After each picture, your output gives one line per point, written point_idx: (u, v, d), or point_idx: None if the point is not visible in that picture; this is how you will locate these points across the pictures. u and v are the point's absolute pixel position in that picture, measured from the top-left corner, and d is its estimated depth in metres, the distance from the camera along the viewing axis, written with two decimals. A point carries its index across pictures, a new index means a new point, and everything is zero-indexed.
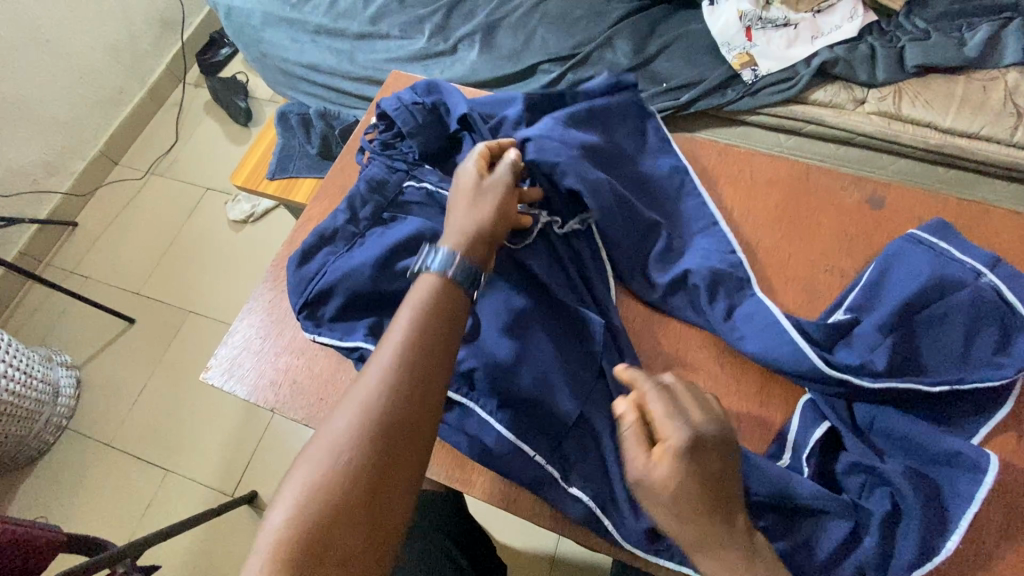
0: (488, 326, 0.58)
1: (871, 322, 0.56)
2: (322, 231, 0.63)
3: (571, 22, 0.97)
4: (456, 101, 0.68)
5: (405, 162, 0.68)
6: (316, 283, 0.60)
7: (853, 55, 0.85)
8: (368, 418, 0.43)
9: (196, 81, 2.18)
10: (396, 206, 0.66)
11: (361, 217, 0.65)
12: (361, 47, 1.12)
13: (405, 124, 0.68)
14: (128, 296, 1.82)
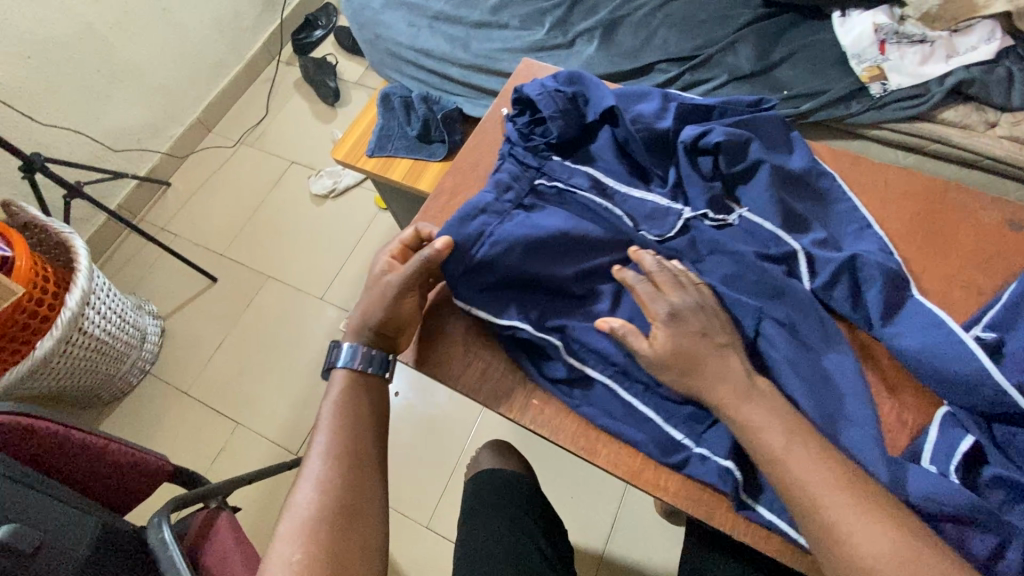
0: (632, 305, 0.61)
1: (1019, 342, 0.55)
2: (466, 209, 0.63)
3: (694, 24, 0.98)
4: (602, 94, 0.70)
5: (539, 149, 0.69)
6: (476, 251, 0.61)
7: (990, 76, 0.83)
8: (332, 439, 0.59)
9: (288, 59, 2.29)
10: (532, 195, 0.67)
11: (504, 199, 0.65)
12: (477, 35, 1.16)
13: (548, 108, 0.68)
14: (212, 255, 1.93)
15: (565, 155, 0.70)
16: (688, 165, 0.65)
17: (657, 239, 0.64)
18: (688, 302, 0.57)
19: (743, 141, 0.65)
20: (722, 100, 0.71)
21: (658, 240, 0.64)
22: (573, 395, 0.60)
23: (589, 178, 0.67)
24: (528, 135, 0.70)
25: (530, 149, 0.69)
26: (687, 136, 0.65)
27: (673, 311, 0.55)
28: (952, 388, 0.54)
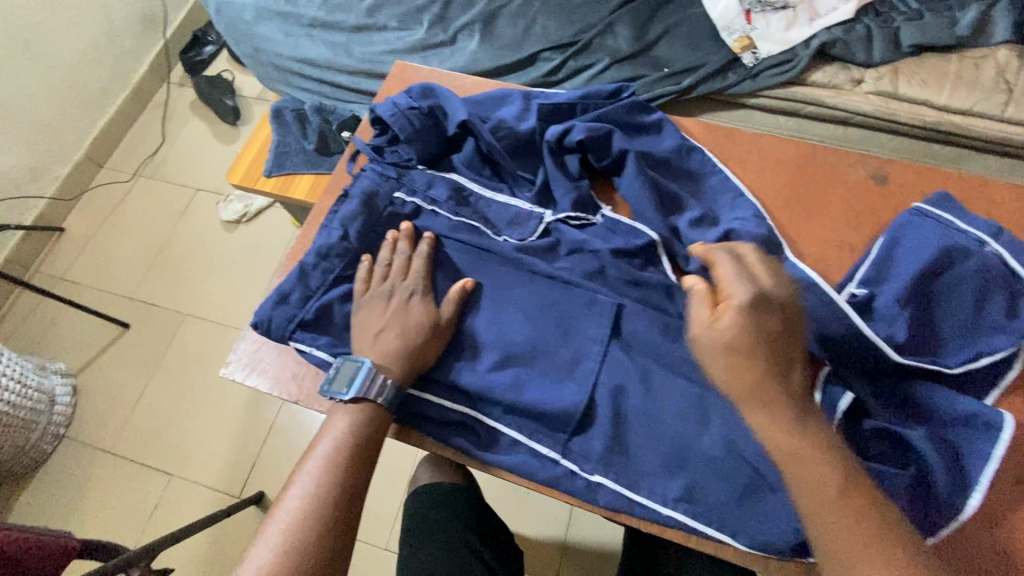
0: (497, 306, 0.63)
1: (887, 296, 0.57)
2: (302, 266, 0.63)
3: (570, 9, 0.97)
4: (455, 106, 0.68)
5: (400, 171, 0.69)
6: (314, 302, 0.62)
7: (850, 35, 0.86)
8: (301, 528, 0.52)
9: (180, 80, 2.14)
10: (388, 219, 0.67)
11: (351, 234, 0.65)
12: (358, 40, 1.11)
13: (403, 130, 0.68)
14: (121, 300, 1.79)
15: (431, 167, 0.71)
16: (552, 166, 0.67)
17: (518, 244, 0.65)
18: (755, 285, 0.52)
19: (603, 138, 0.66)
20: (583, 95, 0.72)
21: (520, 245, 0.65)
22: (460, 421, 0.59)
23: (449, 193, 0.67)
24: (389, 154, 0.70)
25: (390, 170, 0.69)
26: (548, 139, 0.67)
27: (754, 293, 0.51)
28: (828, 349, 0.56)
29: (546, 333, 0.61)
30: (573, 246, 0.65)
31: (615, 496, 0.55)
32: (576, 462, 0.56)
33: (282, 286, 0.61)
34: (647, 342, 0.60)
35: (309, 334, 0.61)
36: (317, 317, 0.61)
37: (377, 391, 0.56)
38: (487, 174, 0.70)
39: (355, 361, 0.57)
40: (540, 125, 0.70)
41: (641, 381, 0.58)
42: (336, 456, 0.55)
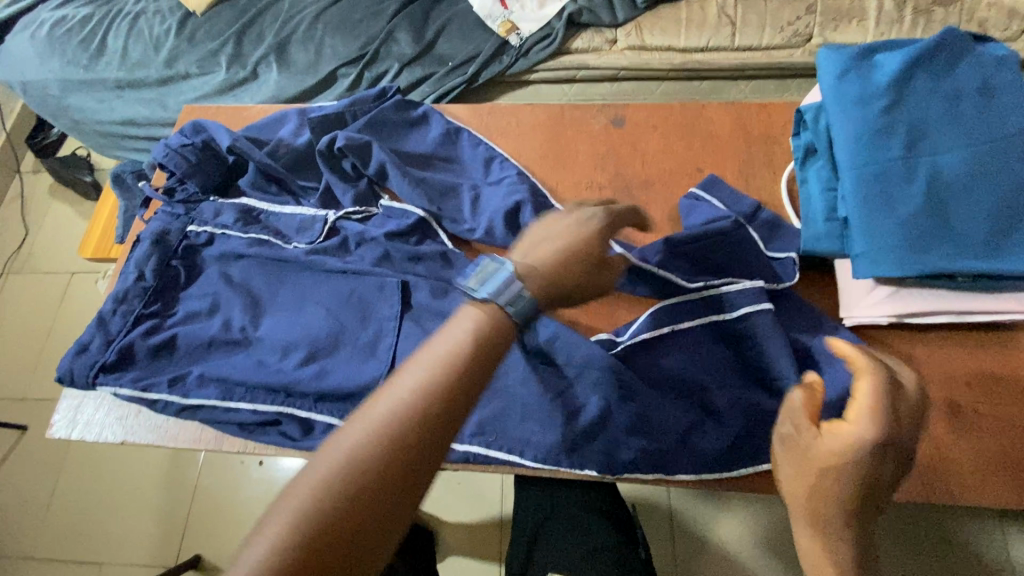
0: (295, 305, 0.67)
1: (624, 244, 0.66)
2: (101, 313, 0.66)
3: (353, 25, 1.03)
4: (222, 134, 0.73)
5: (186, 205, 0.73)
6: (117, 343, 0.65)
7: (594, 3, 0.97)
8: (394, 437, 0.37)
9: (33, 167, 2.06)
10: (184, 251, 0.70)
11: (146, 273, 0.68)
12: (167, 92, 1.11)
13: (179, 167, 0.72)
14: (13, 403, 1.71)
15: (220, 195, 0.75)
16: (328, 171, 0.73)
17: (307, 247, 0.69)
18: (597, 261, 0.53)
19: (366, 143, 0.73)
20: (350, 103, 0.78)
21: (310, 246, 0.69)
22: (275, 419, 0.63)
23: (236, 213, 0.71)
24: (175, 192, 0.74)
25: (178, 207, 0.72)
26: (319, 151, 0.72)
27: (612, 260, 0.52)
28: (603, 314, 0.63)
29: (346, 322, 0.66)
30: (357, 238, 0.69)
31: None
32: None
33: (80, 337, 0.64)
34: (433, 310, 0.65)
35: (113, 376, 0.64)
36: (119, 358, 0.64)
37: (511, 297, 0.45)
38: (274, 190, 0.75)
39: (499, 264, 0.47)
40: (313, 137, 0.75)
41: None
42: (455, 360, 0.41)
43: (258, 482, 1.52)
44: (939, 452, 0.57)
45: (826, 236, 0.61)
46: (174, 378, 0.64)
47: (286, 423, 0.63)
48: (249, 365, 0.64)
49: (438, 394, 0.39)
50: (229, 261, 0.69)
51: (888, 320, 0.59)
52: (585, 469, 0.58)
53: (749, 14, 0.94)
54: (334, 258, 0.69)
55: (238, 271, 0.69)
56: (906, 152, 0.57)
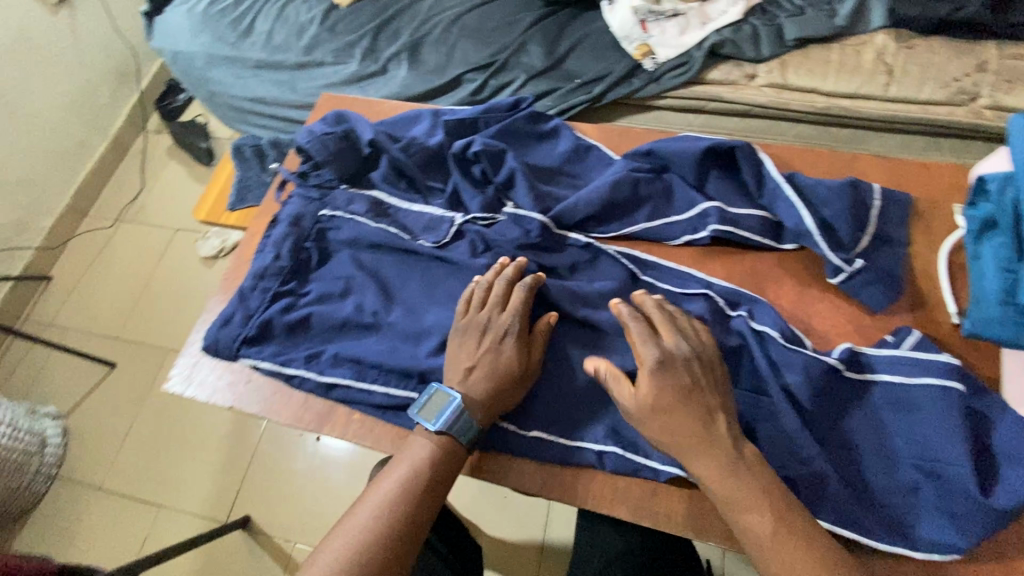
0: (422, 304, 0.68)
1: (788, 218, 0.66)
2: (242, 289, 0.69)
3: (487, 32, 1.04)
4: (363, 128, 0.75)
5: (320, 191, 0.75)
6: (256, 318, 0.68)
7: (738, 35, 0.93)
8: (361, 551, 0.53)
9: (156, 128, 2.21)
10: (318, 235, 0.72)
11: (283, 254, 0.71)
12: (299, 76, 1.17)
13: (320, 154, 0.74)
14: (108, 341, 1.84)
15: (350, 184, 0.76)
16: (459, 175, 0.73)
17: (434, 246, 0.70)
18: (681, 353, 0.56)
19: (499, 154, 0.73)
20: (485, 109, 0.78)
21: (436, 247, 0.70)
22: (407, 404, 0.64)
23: (367, 204, 0.73)
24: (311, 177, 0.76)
25: (314, 192, 0.75)
26: (453, 153, 0.74)
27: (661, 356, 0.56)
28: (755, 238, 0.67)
29: None
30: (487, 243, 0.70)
31: None
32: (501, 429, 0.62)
33: (224, 310, 0.68)
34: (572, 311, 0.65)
35: (254, 348, 0.68)
36: (259, 332, 0.67)
37: (458, 428, 0.59)
38: (404, 186, 0.75)
39: (448, 395, 0.60)
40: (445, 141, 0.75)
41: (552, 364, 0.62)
42: (405, 494, 0.56)
43: (314, 455, 1.57)
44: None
45: (1001, 321, 0.55)
46: (310, 355, 0.66)
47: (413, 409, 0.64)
48: (375, 350, 0.65)
49: (392, 524, 0.55)
50: (360, 250, 0.71)
51: None
52: (702, 519, 0.57)
53: (909, 65, 0.88)
54: (457, 261, 0.69)
55: (369, 263, 0.71)
56: None
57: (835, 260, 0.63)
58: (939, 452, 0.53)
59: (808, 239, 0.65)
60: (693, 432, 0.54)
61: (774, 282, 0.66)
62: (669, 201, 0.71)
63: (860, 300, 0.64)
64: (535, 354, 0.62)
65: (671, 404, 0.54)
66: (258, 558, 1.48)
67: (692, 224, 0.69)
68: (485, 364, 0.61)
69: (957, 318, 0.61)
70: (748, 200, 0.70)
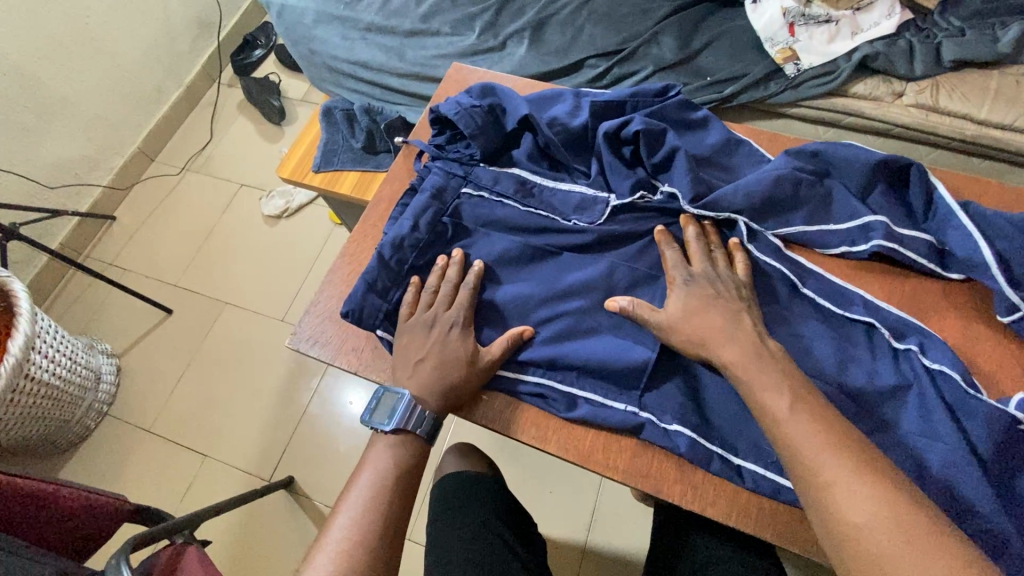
0: (565, 292, 0.64)
1: (958, 247, 0.63)
2: (380, 256, 0.65)
3: (617, 19, 1.01)
4: (516, 102, 0.72)
5: (463, 165, 0.71)
6: (394, 290, 0.65)
7: (892, 49, 0.88)
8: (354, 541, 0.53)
9: (230, 81, 2.14)
10: (455, 209, 0.69)
11: (421, 225, 0.67)
12: (411, 44, 1.15)
13: (467, 126, 0.70)
14: (165, 287, 1.82)
15: (493, 162, 0.73)
16: (611, 156, 0.70)
17: (589, 227, 0.66)
18: (710, 270, 0.62)
19: (660, 134, 0.69)
20: (633, 92, 0.74)
21: (591, 226, 0.66)
22: (540, 393, 0.61)
23: (513, 183, 0.69)
24: (452, 150, 0.73)
25: (456, 166, 0.71)
26: (609, 130, 0.69)
27: (688, 274, 0.61)
28: (919, 263, 0.64)
29: (611, 312, 0.63)
30: (644, 227, 0.67)
31: (665, 457, 0.58)
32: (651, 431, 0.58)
33: (368, 273, 0.63)
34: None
35: (391, 322, 0.65)
36: (395, 303, 0.65)
37: (416, 422, 0.60)
38: (547, 166, 0.73)
39: (396, 394, 0.60)
40: (591, 124, 0.73)
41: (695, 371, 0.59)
42: (383, 479, 0.58)
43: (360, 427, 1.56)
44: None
45: None
46: None
47: (550, 398, 0.61)
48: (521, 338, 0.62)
49: (381, 512, 0.55)
50: (504, 228, 0.68)
51: None
52: None
53: None
54: (602, 248, 0.66)
55: (515, 242, 0.67)
56: None
57: (1012, 297, 0.59)
58: None
59: (980, 272, 0.61)
60: (717, 315, 0.58)
61: (936, 314, 0.63)
62: (827, 209, 0.68)
63: None
64: (494, 348, 0.61)
65: (705, 308, 0.58)
66: (299, 521, 1.47)
67: (848, 238, 0.66)
68: (434, 360, 0.61)
69: None
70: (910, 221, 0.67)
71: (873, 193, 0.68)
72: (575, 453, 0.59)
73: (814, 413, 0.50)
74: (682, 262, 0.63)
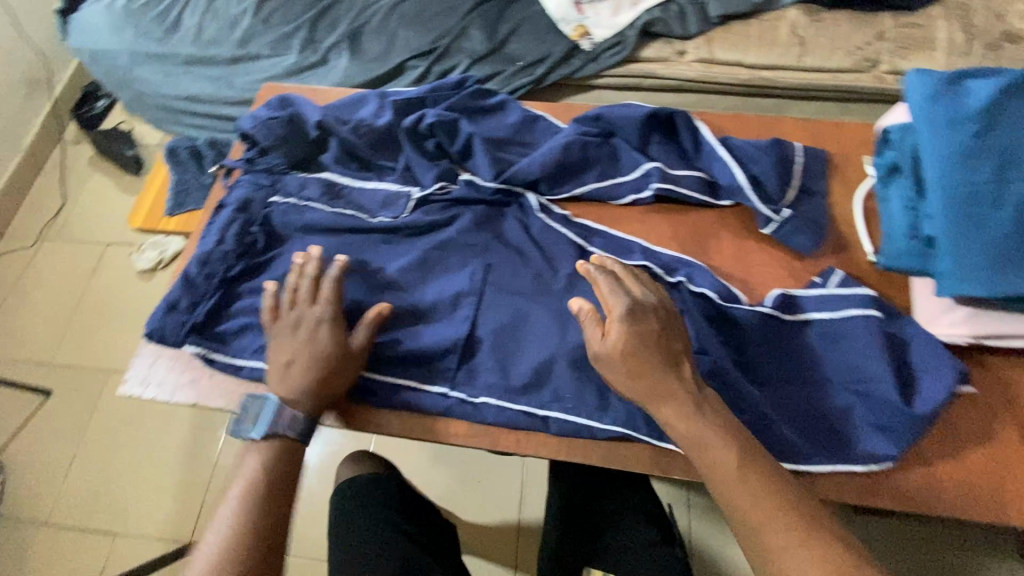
0: (376, 283, 0.70)
1: (723, 176, 0.71)
2: (187, 274, 0.69)
3: (426, 19, 1.05)
4: (312, 109, 0.76)
5: (268, 176, 0.75)
6: (207, 305, 0.68)
7: (667, 15, 0.98)
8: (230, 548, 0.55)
9: (75, 137, 1.99)
10: (264, 219, 0.73)
11: (226, 241, 0.71)
12: (235, 70, 1.13)
13: (266, 138, 0.75)
14: (35, 368, 1.66)
15: (300, 168, 0.77)
16: (412, 150, 0.75)
17: (392, 220, 0.73)
18: (649, 297, 0.60)
19: (452, 122, 0.75)
20: (431, 89, 0.80)
21: (394, 220, 0.73)
22: (353, 383, 0.66)
23: (320, 188, 0.74)
24: (259, 162, 0.77)
25: (261, 177, 0.75)
26: (407, 125, 0.75)
27: (629, 308, 0.58)
28: (694, 198, 0.73)
29: (424, 294, 0.70)
30: (448, 214, 0.73)
31: (498, 413, 0.64)
32: (462, 391, 0.65)
33: (170, 295, 0.68)
34: (516, 287, 0.70)
35: (200, 336, 0.67)
36: (207, 318, 0.68)
37: (286, 424, 0.61)
38: (355, 167, 0.77)
39: (262, 399, 0.61)
40: (394, 120, 0.77)
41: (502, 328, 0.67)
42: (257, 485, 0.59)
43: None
44: (1012, 488, 0.57)
45: (908, 253, 0.62)
46: (260, 346, 0.67)
47: (365, 386, 0.66)
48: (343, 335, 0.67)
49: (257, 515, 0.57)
50: (311, 232, 0.73)
51: (966, 341, 0.60)
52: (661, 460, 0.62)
53: (819, 37, 0.96)
54: (407, 236, 0.73)
55: (325, 244, 0.73)
56: (998, 175, 0.58)
57: (765, 212, 0.69)
58: (868, 376, 0.60)
59: (741, 195, 0.70)
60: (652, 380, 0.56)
61: (714, 238, 0.72)
62: (614, 165, 0.76)
63: (790, 246, 0.69)
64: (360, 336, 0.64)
65: (643, 354, 0.56)
66: None
67: (637, 184, 0.74)
68: (301, 359, 0.62)
69: (873, 256, 0.68)
70: (685, 162, 0.75)
71: (650, 142, 0.76)
72: (417, 428, 0.65)
73: (654, 376, 0.56)
74: (622, 289, 0.60)
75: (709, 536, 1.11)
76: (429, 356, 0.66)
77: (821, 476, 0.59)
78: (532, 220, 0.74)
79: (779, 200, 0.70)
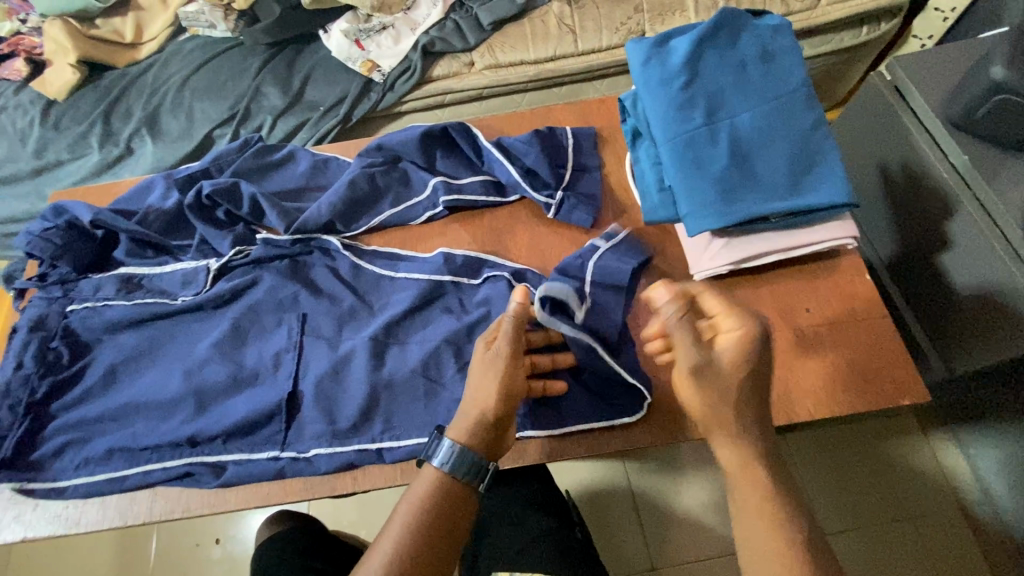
0: (189, 364, 0.69)
1: (503, 174, 0.75)
2: None
3: (219, 87, 1.05)
4: (81, 209, 0.74)
5: (61, 287, 0.73)
6: (17, 437, 0.66)
7: (444, 32, 1.02)
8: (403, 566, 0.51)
9: None
10: (64, 332, 0.71)
11: (25, 363, 0.69)
12: (42, 182, 1.08)
13: (44, 250, 0.72)
14: None
15: (93, 271, 0.75)
16: (201, 224, 0.75)
17: (193, 298, 0.72)
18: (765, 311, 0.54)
19: (233, 186, 0.75)
20: (213, 158, 0.80)
21: (197, 297, 0.72)
22: (185, 471, 0.65)
23: (116, 285, 0.73)
24: (47, 275, 0.74)
25: (54, 290, 0.73)
26: (188, 201, 0.74)
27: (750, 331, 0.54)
28: (482, 201, 0.77)
29: (243, 362, 0.69)
30: (250, 276, 0.72)
31: (332, 458, 0.64)
32: (294, 448, 0.65)
33: None
34: (330, 329, 0.70)
35: (9, 470, 0.65)
36: (16, 450, 0.65)
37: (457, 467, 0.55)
38: (151, 255, 0.76)
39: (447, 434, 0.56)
40: (178, 198, 0.76)
41: (320, 376, 0.67)
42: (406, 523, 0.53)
43: (227, 551, 1.18)
44: (796, 388, 0.64)
45: (662, 206, 0.68)
46: (81, 460, 0.66)
47: (196, 472, 0.65)
48: (163, 426, 0.66)
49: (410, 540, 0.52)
50: (114, 332, 0.72)
51: (730, 268, 0.67)
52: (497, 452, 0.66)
53: (585, 21, 1.02)
54: (215, 310, 0.72)
55: (131, 341, 0.71)
56: (706, 121, 0.65)
57: (541, 199, 0.74)
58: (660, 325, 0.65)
59: (520, 187, 0.75)
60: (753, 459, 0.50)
61: (511, 233, 0.76)
62: (406, 188, 0.78)
63: (574, 222, 0.74)
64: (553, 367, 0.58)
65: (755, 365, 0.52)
66: None
67: (429, 201, 0.77)
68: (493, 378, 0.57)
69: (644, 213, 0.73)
70: (471, 168, 0.79)
71: (435, 158, 0.79)
72: (259, 493, 0.65)
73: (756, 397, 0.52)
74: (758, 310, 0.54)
75: (649, 491, 1.13)
76: (253, 424, 0.66)
77: (639, 423, 0.65)
78: (341, 261, 0.74)
79: (555, 183, 0.75)
